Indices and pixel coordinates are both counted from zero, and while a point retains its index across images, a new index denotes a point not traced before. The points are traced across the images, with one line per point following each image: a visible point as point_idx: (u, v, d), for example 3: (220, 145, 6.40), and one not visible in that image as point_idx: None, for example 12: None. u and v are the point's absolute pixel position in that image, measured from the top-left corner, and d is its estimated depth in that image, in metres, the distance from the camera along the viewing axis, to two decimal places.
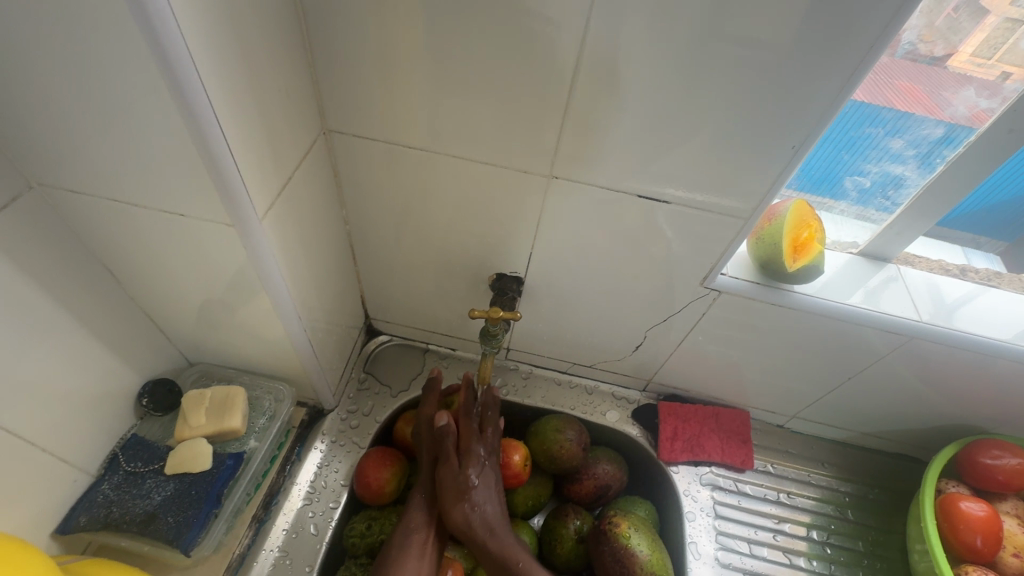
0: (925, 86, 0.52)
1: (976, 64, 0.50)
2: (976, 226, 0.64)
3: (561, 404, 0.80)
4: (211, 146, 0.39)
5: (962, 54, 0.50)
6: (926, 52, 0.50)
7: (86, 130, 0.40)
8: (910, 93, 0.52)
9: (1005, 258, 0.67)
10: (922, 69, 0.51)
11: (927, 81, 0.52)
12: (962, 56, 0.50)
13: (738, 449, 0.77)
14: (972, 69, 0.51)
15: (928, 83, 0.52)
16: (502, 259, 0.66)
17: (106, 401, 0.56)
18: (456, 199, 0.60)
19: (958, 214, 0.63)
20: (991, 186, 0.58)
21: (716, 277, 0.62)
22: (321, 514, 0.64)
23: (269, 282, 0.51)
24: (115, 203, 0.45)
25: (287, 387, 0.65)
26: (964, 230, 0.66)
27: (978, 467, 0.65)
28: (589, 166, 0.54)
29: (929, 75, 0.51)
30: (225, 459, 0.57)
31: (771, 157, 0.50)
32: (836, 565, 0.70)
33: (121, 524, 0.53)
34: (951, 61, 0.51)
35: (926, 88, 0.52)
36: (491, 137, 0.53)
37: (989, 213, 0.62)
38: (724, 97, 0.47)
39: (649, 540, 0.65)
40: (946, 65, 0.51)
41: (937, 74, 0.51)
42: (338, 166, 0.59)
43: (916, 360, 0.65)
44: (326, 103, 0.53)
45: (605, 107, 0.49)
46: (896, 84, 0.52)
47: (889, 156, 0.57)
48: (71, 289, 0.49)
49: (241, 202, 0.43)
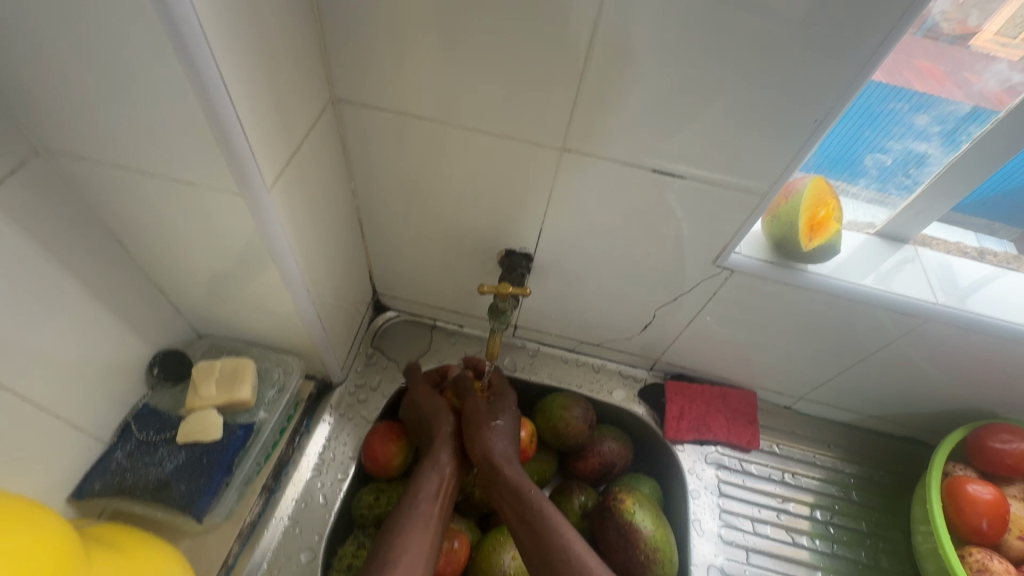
0: (944, 65, 0.51)
1: (1000, 44, 0.49)
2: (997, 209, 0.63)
3: (567, 381, 0.80)
4: (218, 112, 0.38)
5: (986, 33, 0.49)
6: (950, 30, 0.48)
7: (92, 93, 0.39)
8: (928, 73, 0.51)
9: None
10: (944, 49, 0.50)
11: (948, 61, 0.51)
12: (986, 35, 0.49)
13: (744, 430, 0.76)
14: (996, 49, 0.49)
15: (949, 63, 0.51)
16: (511, 235, 0.65)
17: (117, 370, 0.56)
18: (465, 172, 0.59)
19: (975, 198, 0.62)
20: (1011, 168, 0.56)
21: (729, 255, 0.61)
22: (330, 485, 0.66)
23: (277, 254, 0.51)
24: (123, 170, 0.45)
25: (296, 360, 0.65)
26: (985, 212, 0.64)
27: (987, 451, 0.65)
28: (602, 140, 0.53)
29: (951, 54, 0.50)
30: (236, 429, 0.58)
31: (792, 132, 0.49)
32: (838, 545, 0.71)
33: (135, 490, 0.54)
34: (975, 40, 0.49)
35: (946, 68, 0.51)
36: (503, 109, 0.52)
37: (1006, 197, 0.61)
38: (746, 69, 0.45)
39: (653, 516, 0.65)
40: (970, 44, 0.50)
41: (959, 53, 0.50)
42: (347, 136, 0.58)
43: (929, 343, 0.64)
44: (334, 71, 0.52)
45: (621, 79, 0.48)
46: (916, 64, 0.51)
47: (912, 133, 0.55)
48: (80, 258, 0.49)
49: (250, 172, 0.42)
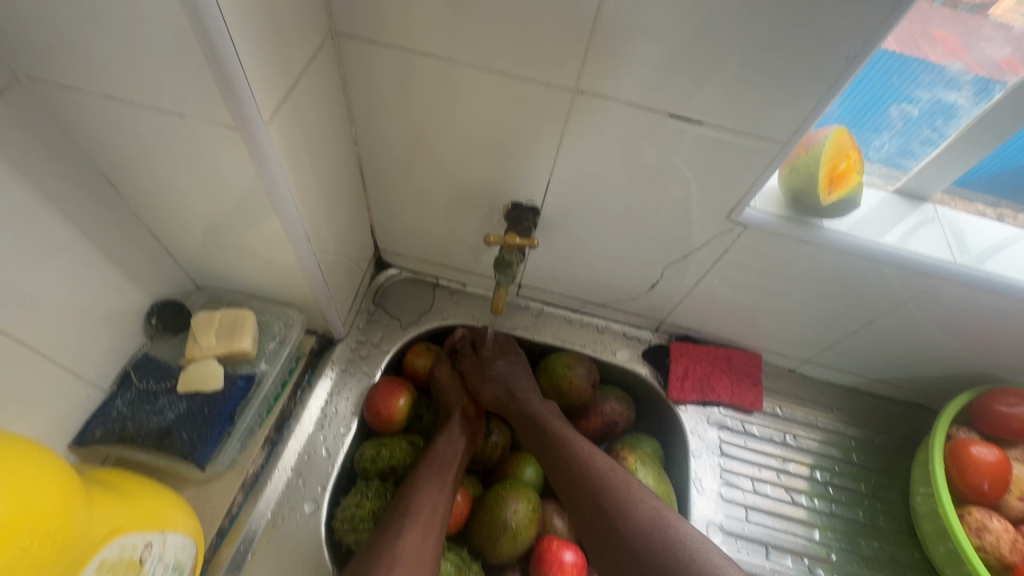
0: (961, 35, 0.50)
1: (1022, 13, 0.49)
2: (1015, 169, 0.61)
3: (571, 341, 0.79)
4: (209, 33, 0.35)
5: (1005, 3, 0.49)
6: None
7: (72, 13, 0.36)
8: (945, 43, 0.51)
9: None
10: (960, 18, 0.50)
11: (964, 31, 0.50)
12: (1005, 4, 0.49)
13: (748, 392, 0.76)
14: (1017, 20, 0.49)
15: (965, 33, 0.50)
16: (518, 188, 0.63)
17: (114, 318, 0.55)
18: (471, 118, 0.56)
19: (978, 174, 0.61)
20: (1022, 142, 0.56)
21: (745, 209, 0.58)
22: (332, 438, 0.65)
23: (277, 200, 0.49)
24: (111, 102, 0.42)
25: (297, 313, 0.64)
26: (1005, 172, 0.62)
27: (992, 414, 0.65)
28: (618, 82, 0.50)
29: (968, 24, 0.50)
30: (237, 379, 0.57)
31: (820, 73, 0.46)
32: (837, 504, 0.71)
33: (137, 437, 0.53)
34: (993, 11, 0.49)
35: (962, 38, 0.51)
36: (513, 47, 0.49)
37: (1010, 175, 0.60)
38: (778, 0, 0.42)
39: (654, 474, 0.65)
40: (988, 15, 0.50)
41: (976, 24, 0.50)
42: (348, 77, 0.55)
43: (942, 305, 0.63)
44: (333, 2, 0.49)
45: (641, 13, 0.44)
46: (932, 33, 0.50)
47: (943, 80, 0.53)
48: (70, 199, 0.47)
49: (245, 101, 0.40)
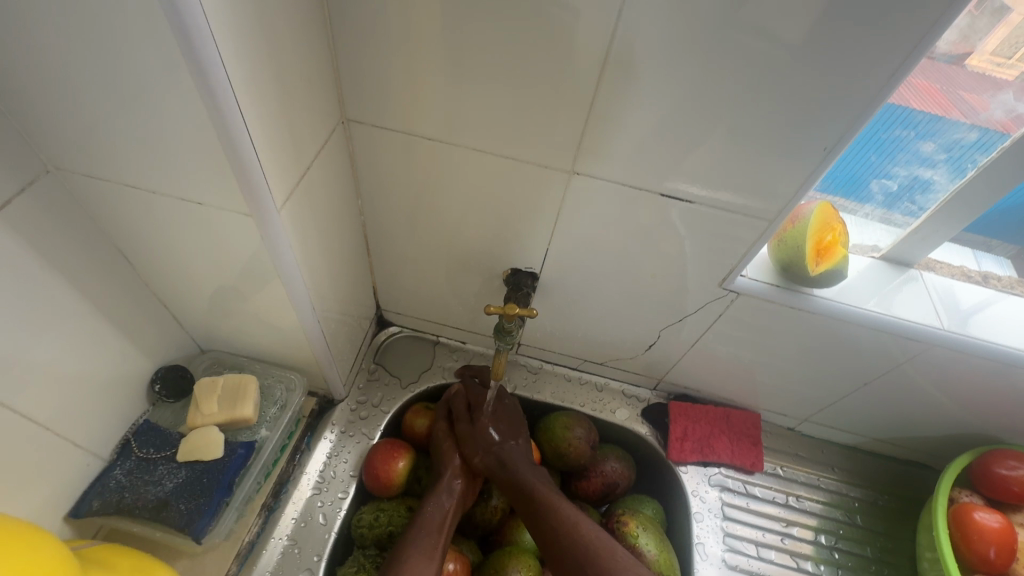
0: (940, 85, 0.51)
1: (994, 64, 0.50)
2: (989, 232, 0.63)
3: (570, 400, 0.80)
4: (229, 130, 0.38)
5: (981, 54, 0.49)
6: (947, 51, 0.48)
7: (104, 112, 0.39)
8: (928, 93, 0.51)
9: (1016, 263, 0.66)
10: (941, 67, 0.49)
11: (943, 80, 0.50)
12: (981, 55, 0.49)
13: (748, 451, 0.76)
14: (990, 69, 0.50)
15: (946, 83, 0.50)
16: (517, 254, 0.65)
17: (119, 386, 0.56)
18: (471, 191, 0.59)
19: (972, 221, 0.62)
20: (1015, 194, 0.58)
21: (736, 278, 0.61)
22: (330, 504, 0.65)
23: (284, 272, 0.50)
24: (133, 187, 0.45)
25: (299, 376, 0.65)
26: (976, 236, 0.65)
27: (992, 477, 0.64)
28: (611, 160, 0.53)
29: (948, 73, 0.50)
30: (237, 447, 0.57)
31: (800, 156, 0.49)
32: (844, 570, 0.70)
33: (135, 508, 0.53)
34: (970, 61, 0.49)
35: (942, 87, 0.51)
36: (512, 130, 0.52)
37: (1002, 217, 0.61)
38: (760, 91, 0.45)
39: (657, 540, 0.64)
40: (964, 65, 0.49)
41: (956, 73, 0.50)
42: (355, 154, 0.58)
43: (933, 367, 0.64)
44: (345, 90, 0.52)
45: (634, 99, 0.48)
46: (914, 84, 0.50)
47: (918, 160, 0.56)
48: (86, 273, 0.49)
49: (260, 189, 0.42)
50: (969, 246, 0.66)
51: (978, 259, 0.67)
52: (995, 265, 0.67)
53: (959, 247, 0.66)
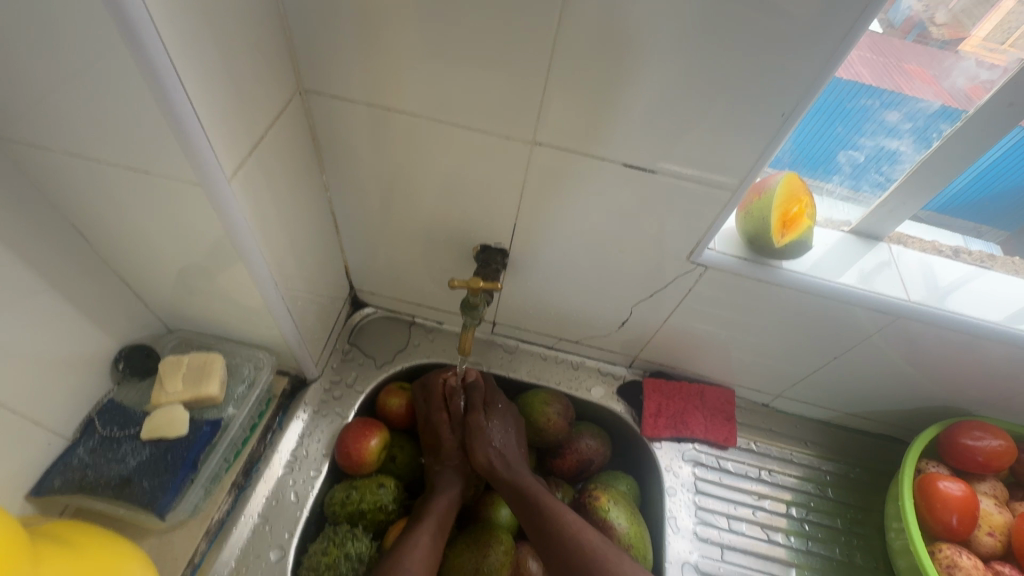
0: (933, 70, 0.52)
1: (987, 49, 0.48)
2: (976, 215, 0.64)
3: (546, 378, 0.80)
4: (166, 95, 0.37)
5: (974, 38, 0.49)
6: (936, 35, 0.50)
7: (41, 78, 0.38)
8: (918, 77, 0.52)
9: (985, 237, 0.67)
10: (930, 52, 0.51)
11: (938, 66, 0.52)
12: (975, 40, 0.49)
13: (722, 427, 0.76)
14: (983, 56, 0.49)
15: (936, 67, 0.52)
16: (486, 230, 0.64)
17: (80, 365, 0.55)
18: (436, 165, 0.58)
19: (959, 202, 0.63)
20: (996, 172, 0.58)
21: (703, 251, 0.61)
22: (302, 482, 0.65)
23: (243, 247, 0.50)
24: (80, 159, 0.44)
25: (268, 356, 0.65)
26: (964, 219, 0.65)
27: (957, 447, 0.65)
28: (573, 132, 0.52)
29: (939, 58, 0.51)
30: (202, 425, 0.57)
31: (760, 125, 0.48)
32: (814, 542, 0.71)
33: (96, 487, 0.52)
34: (965, 46, 0.50)
35: (934, 73, 0.52)
36: (472, 100, 0.51)
37: (990, 201, 0.62)
38: (720, 57, 0.44)
39: (628, 513, 0.65)
40: (959, 50, 0.50)
41: (949, 59, 0.51)
42: (317, 128, 0.57)
43: (902, 340, 0.64)
44: (302, 61, 0.51)
45: (592, 66, 0.47)
46: (905, 66, 0.52)
47: (884, 130, 0.55)
48: (38, 249, 0.48)
49: (204, 158, 0.41)
50: (959, 228, 0.67)
51: (966, 240, 0.67)
52: (989, 246, 0.67)
53: (950, 229, 0.67)
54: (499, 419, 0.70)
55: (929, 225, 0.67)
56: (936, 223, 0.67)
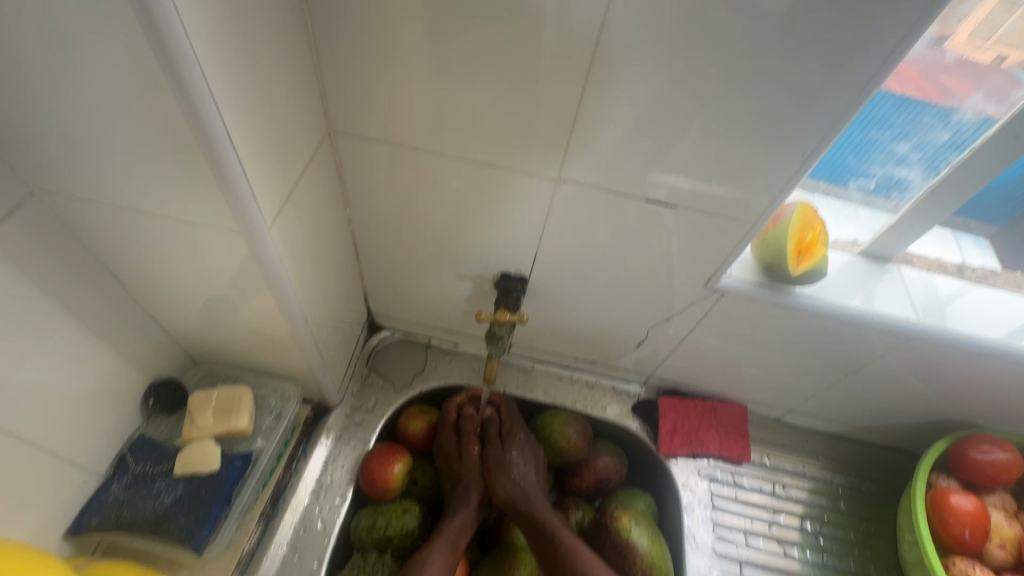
0: (923, 70, 0.49)
1: (973, 46, 0.48)
2: (977, 207, 0.65)
3: (562, 398, 0.81)
4: (215, 149, 0.38)
5: (962, 36, 0.47)
6: (930, 36, 0.46)
7: (88, 135, 0.39)
8: (909, 79, 0.50)
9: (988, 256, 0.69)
10: (924, 53, 0.48)
11: (927, 64, 0.49)
12: (963, 37, 0.47)
13: (735, 443, 0.78)
14: (969, 52, 0.48)
15: (930, 71, 0.50)
16: (506, 257, 0.66)
17: (112, 402, 0.56)
18: (458, 197, 0.59)
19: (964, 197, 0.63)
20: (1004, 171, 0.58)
21: (720, 278, 0.62)
22: (328, 510, 0.66)
23: (275, 286, 0.51)
24: (120, 207, 0.45)
25: (293, 386, 0.65)
26: (964, 214, 0.66)
27: (968, 461, 0.67)
28: (595, 165, 0.54)
29: (930, 58, 0.48)
30: (234, 459, 0.57)
31: (776, 160, 0.50)
32: (828, 555, 0.73)
33: (134, 525, 0.53)
34: (951, 43, 0.47)
35: (923, 71, 0.49)
36: (496, 138, 0.53)
37: (995, 190, 0.62)
38: (739, 97, 0.46)
39: (649, 533, 0.66)
40: (947, 47, 0.48)
41: (938, 56, 0.48)
42: (341, 164, 0.58)
43: (911, 358, 0.66)
44: (330, 102, 0.53)
45: (615, 106, 0.49)
46: (898, 71, 0.48)
47: (894, 159, 0.57)
48: (75, 293, 0.49)
49: (247, 207, 0.42)
50: (953, 228, 0.69)
51: (957, 240, 0.70)
52: (978, 243, 0.70)
53: (943, 227, 0.70)
54: (520, 450, 0.70)
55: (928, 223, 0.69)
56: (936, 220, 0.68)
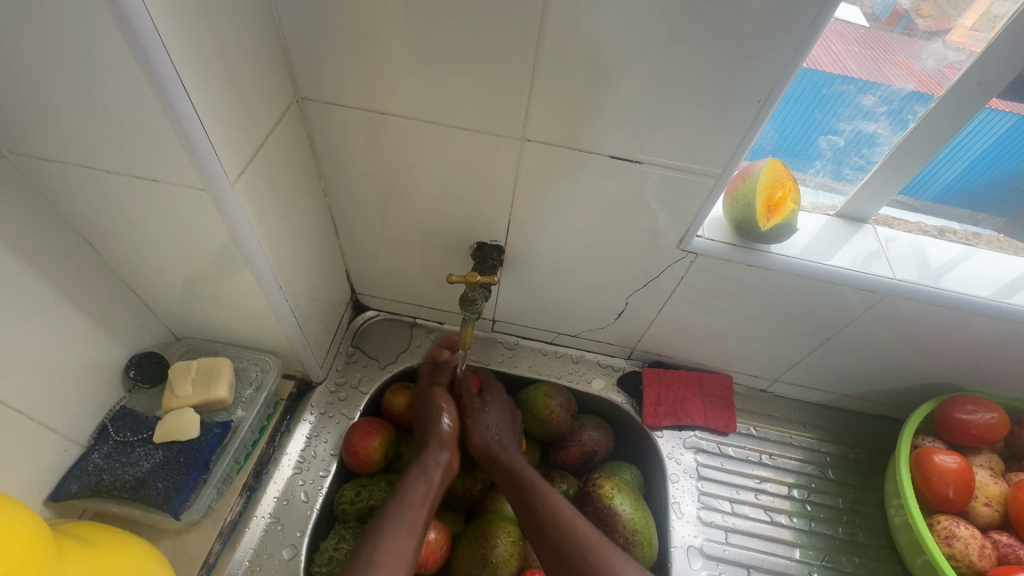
0: (907, 55, 0.54)
1: (972, 39, 0.50)
2: (972, 202, 0.64)
3: (547, 373, 0.81)
4: (173, 105, 0.39)
5: (961, 29, 0.50)
6: (924, 27, 0.52)
7: (52, 94, 0.40)
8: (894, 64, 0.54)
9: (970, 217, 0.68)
10: (909, 39, 0.53)
11: (906, 48, 0.53)
12: (961, 31, 0.50)
13: (721, 413, 0.78)
14: (968, 45, 0.50)
15: (922, 56, 0.53)
16: (482, 228, 0.66)
17: (92, 372, 0.56)
18: (430, 166, 0.60)
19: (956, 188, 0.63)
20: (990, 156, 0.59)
21: (692, 239, 0.62)
22: (311, 482, 0.66)
23: (247, 251, 0.51)
24: (90, 171, 0.46)
25: (273, 358, 0.66)
26: (961, 207, 0.65)
27: (953, 422, 0.66)
28: (561, 127, 0.54)
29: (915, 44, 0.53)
30: (213, 427, 0.58)
31: (739, 114, 0.50)
32: (816, 522, 0.72)
33: (112, 490, 0.54)
34: (951, 37, 0.51)
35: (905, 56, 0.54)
36: (461, 102, 0.53)
37: (985, 188, 0.62)
38: (696, 49, 0.46)
39: (632, 500, 0.66)
40: (947, 40, 0.51)
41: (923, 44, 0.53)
42: (314, 135, 0.59)
43: (892, 319, 0.66)
44: (298, 70, 0.53)
45: (576, 63, 0.49)
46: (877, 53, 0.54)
47: (861, 114, 0.57)
48: (51, 260, 0.50)
49: (207, 163, 0.43)
50: (958, 218, 0.67)
51: (965, 229, 0.67)
52: (984, 231, 0.67)
53: (947, 219, 0.67)
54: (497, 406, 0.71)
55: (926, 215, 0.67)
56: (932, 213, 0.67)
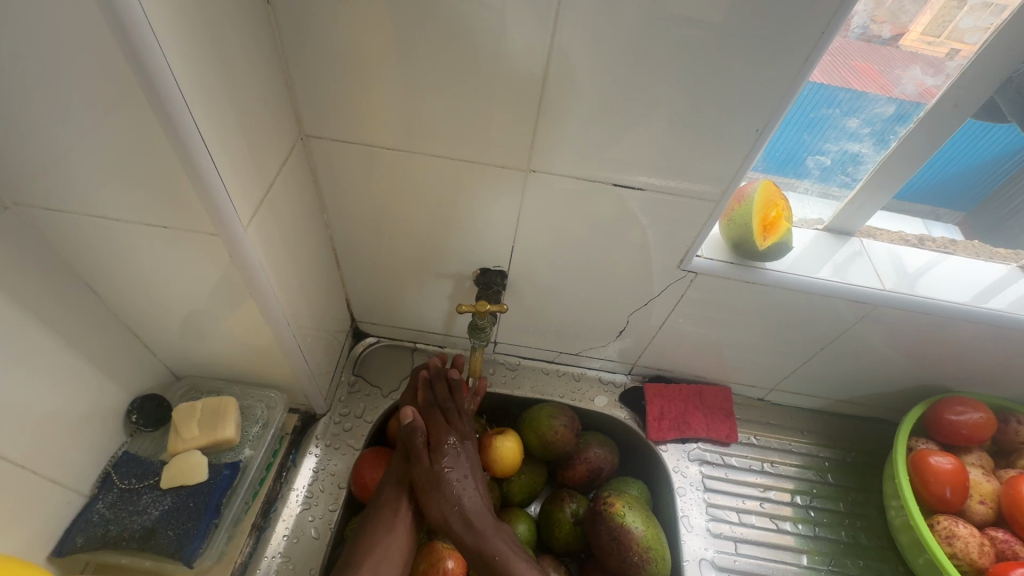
0: (880, 66, 0.55)
1: (926, 42, 0.53)
2: (933, 199, 0.70)
3: (550, 392, 0.82)
4: (191, 154, 0.39)
5: (913, 33, 0.53)
6: (880, 33, 0.53)
7: (60, 145, 0.39)
8: (866, 73, 0.56)
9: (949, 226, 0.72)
10: (876, 49, 0.54)
11: (881, 61, 0.55)
12: (913, 35, 0.53)
13: (723, 424, 0.79)
14: (923, 48, 0.54)
15: (882, 63, 0.55)
16: (485, 254, 0.67)
17: (95, 419, 0.55)
18: (434, 197, 0.61)
19: (915, 188, 0.69)
20: (948, 156, 0.64)
21: (692, 259, 0.64)
22: (321, 517, 0.65)
23: (257, 291, 0.51)
24: (95, 218, 0.45)
25: (279, 395, 0.65)
26: (923, 204, 0.71)
27: (944, 423, 0.69)
28: (564, 157, 0.55)
29: (883, 53, 0.55)
30: (222, 469, 0.57)
31: (736, 141, 0.52)
32: (820, 527, 0.74)
33: (121, 541, 0.53)
34: (903, 41, 0.54)
35: (880, 67, 0.55)
36: (466, 135, 0.54)
37: (943, 184, 0.68)
38: (696, 82, 0.48)
39: (643, 517, 0.67)
40: (899, 44, 0.54)
41: (890, 53, 0.55)
42: (317, 170, 0.59)
43: (882, 327, 0.68)
44: (302, 108, 0.54)
45: (580, 97, 0.50)
46: (851, 65, 0.55)
47: (846, 135, 0.60)
48: (52, 308, 0.49)
49: (224, 208, 0.43)
50: (920, 214, 0.72)
51: (927, 225, 0.72)
52: (947, 228, 0.72)
53: (911, 215, 0.72)
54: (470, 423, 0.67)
55: (890, 212, 0.72)
56: (896, 210, 0.72)
